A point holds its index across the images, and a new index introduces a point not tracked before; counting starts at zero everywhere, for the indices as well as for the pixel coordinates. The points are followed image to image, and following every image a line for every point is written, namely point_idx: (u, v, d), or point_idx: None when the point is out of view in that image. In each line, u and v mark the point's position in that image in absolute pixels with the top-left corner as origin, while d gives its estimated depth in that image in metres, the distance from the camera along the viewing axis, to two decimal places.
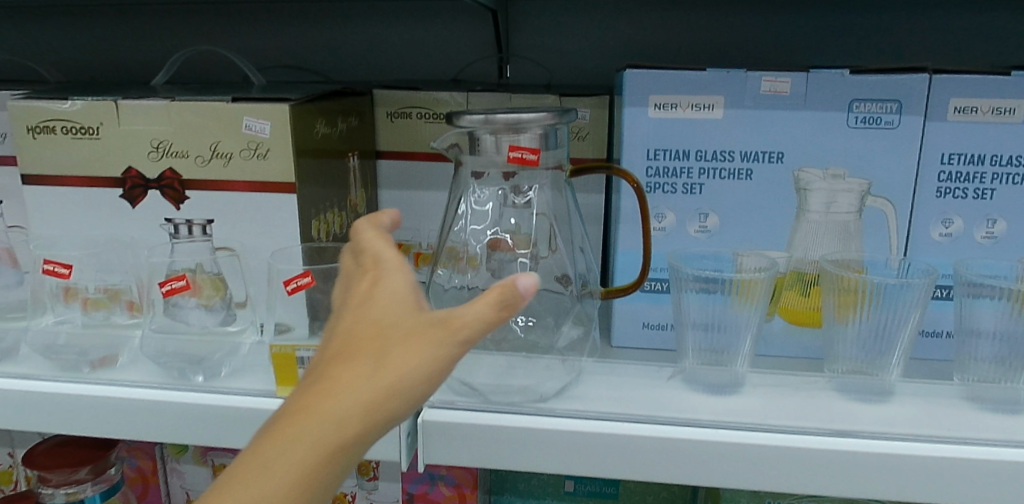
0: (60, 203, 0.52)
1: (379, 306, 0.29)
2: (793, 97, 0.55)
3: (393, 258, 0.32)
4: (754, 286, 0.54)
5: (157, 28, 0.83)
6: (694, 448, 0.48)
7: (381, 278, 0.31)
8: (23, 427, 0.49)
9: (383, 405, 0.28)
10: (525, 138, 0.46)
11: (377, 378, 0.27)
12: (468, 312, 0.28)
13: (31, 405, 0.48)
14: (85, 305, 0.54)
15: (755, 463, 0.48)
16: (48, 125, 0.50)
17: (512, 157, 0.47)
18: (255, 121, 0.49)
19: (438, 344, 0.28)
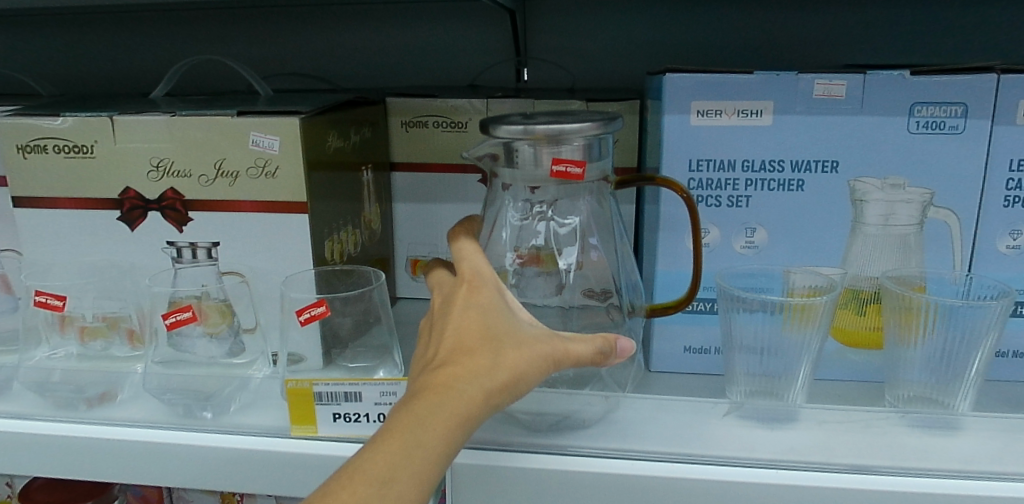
0: (54, 226, 0.48)
1: (508, 315, 0.36)
2: (850, 101, 0.49)
3: (493, 278, 0.38)
4: (811, 307, 0.48)
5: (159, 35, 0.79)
6: (750, 491, 0.43)
7: (500, 294, 0.37)
8: (20, 471, 0.45)
9: (515, 393, 0.34)
10: (567, 153, 0.42)
11: (519, 370, 0.34)
12: (576, 342, 0.38)
13: (26, 449, 0.44)
14: (82, 334, 0.49)
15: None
16: (40, 143, 0.46)
17: (554, 171, 0.42)
18: (262, 137, 0.45)
19: (551, 357, 0.36)
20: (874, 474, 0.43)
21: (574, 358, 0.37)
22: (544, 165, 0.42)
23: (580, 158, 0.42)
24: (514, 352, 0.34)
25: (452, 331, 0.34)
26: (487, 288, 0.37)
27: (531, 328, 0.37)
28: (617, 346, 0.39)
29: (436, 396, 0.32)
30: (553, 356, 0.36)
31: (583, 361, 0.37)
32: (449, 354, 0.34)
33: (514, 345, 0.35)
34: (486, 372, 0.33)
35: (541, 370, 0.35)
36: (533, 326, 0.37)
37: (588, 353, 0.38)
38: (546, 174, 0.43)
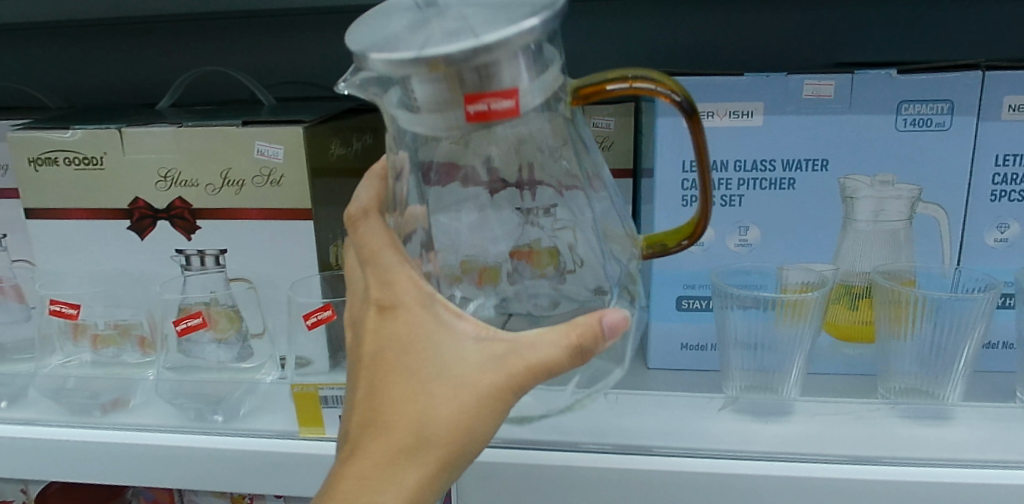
0: (64, 237, 0.49)
1: (437, 353, 0.31)
2: (838, 100, 0.50)
3: (414, 286, 0.31)
4: (803, 304, 0.49)
5: (151, 48, 0.78)
6: (744, 481, 0.45)
7: (430, 312, 0.31)
8: (38, 475, 0.46)
9: (460, 439, 0.31)
10: (494, 78, 0.26)
11: (455, 420, 0.31)
12: (542, 345, 0.30)
13: (44, 454, 0.45)
14: (95, 342, 0.50)
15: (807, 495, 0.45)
16: (51, 155, 0.47)
17: (473, 112, 0.27)
18: (267, 146, 0.46)
19: (506, 384, 0.31)
20: (873, 464, 0.45)
21: (540, 369, 0.30)
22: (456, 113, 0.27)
23: (512, 87, 0.27)
24: (445, 402, 0.31)
25: (382, 377, 0.32)
26: (410, 314, 0.31)
27: (476, 352, 0.31)
28: (605, 342, 0.30)
29: (380, 467, 0.32)
30: (497, 391, 0.31)
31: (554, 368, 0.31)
32: (383, 405, 0.32)
33: (443, 394, 0.31)
34: (417, 431, 0.31)
35: (489, 403, 0.31)
36: (474, 349, 0.31)
37: (561, 359, 0.30)
38: (461, 120, 0.27)
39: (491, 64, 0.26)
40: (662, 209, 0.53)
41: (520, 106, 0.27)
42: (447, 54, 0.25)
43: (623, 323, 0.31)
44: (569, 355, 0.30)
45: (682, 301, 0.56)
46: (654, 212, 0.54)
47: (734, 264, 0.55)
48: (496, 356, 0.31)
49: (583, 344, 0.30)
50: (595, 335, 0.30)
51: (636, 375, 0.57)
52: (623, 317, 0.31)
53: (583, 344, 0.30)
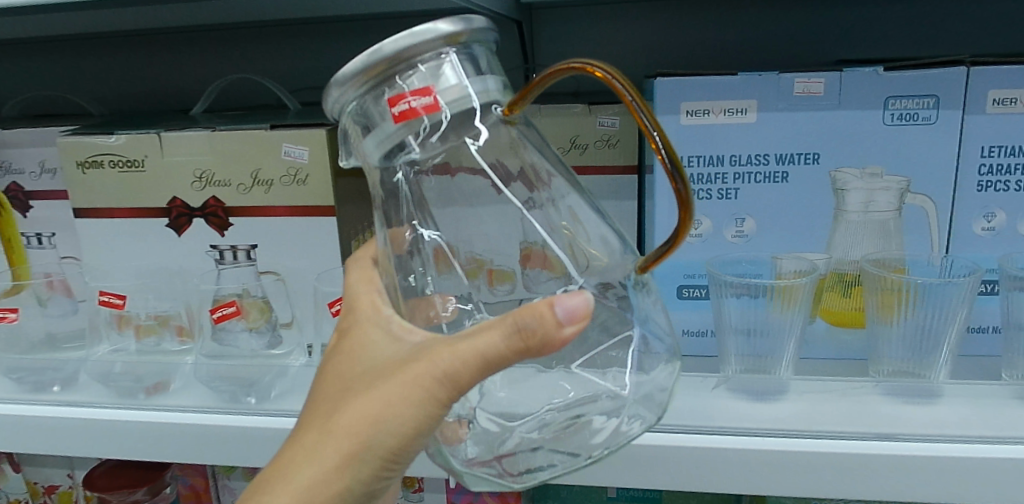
0: (110, 234, 0.53)
1: (370, 352, 0.34)
2: (827, 97, 0.53)
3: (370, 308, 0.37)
4: (795, 290, 0.53)
5: (160, 56, 0.80)
6: (740, 456, 0.48)
7: (379, 327, 0.35)
8: (89, 453, 0.49)
9: (375, 431, 0.32)
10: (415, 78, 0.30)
11: (373, 416, 0.32)
12: (478, 334, 0.30)
13: (94, 432, 0.49)
14: (138, 332, 0.54)
15: (803, 471, 0.48)
16: (97, 159, 0.51)
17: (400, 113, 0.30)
18: (293, 148, 0.50)
19: (429, 376, 0.31)
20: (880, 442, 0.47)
21: (470, 357, 0.29)
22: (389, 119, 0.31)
23: (427, 85, 0.30)
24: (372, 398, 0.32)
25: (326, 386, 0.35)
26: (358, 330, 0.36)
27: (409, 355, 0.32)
28: (562, 329, 0.28)
29: (301, 458, 0.34)
30: (412, 386, 0.31)
31: (483, 355, 0.29)
32: (325, 402, 0.35)
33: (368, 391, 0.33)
34: (337, 425, 0.33)
35: (410, 401, 0.31)
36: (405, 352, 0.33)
37: (493, 348, 0.29)
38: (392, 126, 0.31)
39: (410, 66, 0.30)
40: (662, 203, 0.56)
41: (442, 103, 0.30)
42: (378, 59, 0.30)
43: (581, 307, 0.28)
44: (502, 338, 0.29)
45: (682, 291, 0.59)
46: (654, 205, 0.57)
47: (731, 254, 0.58)
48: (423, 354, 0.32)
49: (528, 335, 0.28)
50: (535, 317, 0.28)
51: None
52: (583, 302, 0.29)
53: (523, 325, 0.28)
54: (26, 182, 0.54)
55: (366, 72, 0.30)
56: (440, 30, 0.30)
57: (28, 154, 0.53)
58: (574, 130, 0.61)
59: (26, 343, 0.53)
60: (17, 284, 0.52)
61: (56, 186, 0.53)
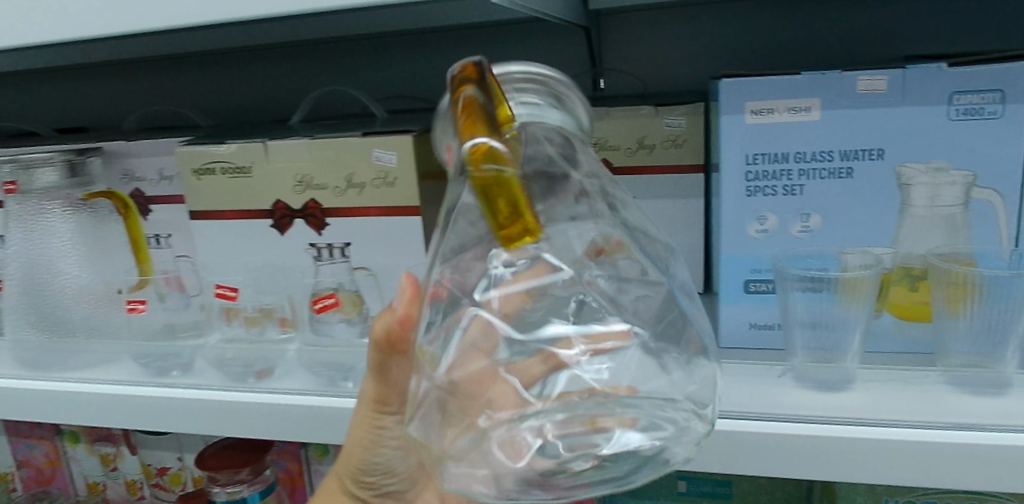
0: (221, 234, 0.59)
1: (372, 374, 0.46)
2: (891, 94, 0.54)
3: None
4: (862, 283, 0.55)
5: (217, 77, 0.81)
6: (810, 441, 0.49)
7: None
8: (196, 431, 0.52)
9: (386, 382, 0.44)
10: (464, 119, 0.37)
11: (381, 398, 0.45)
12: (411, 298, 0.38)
13: (205, 411, 0.52)
14: (245, 323, 0.58)
15: (881, 458, 0.48)
16: (211, 167, 0.57)
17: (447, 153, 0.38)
18: (383, 153, 0.54)
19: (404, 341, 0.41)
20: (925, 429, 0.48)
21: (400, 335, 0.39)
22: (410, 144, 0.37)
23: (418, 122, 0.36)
24: None
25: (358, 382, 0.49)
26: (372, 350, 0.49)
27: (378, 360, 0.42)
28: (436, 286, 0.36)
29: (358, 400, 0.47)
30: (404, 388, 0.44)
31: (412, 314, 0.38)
32: None
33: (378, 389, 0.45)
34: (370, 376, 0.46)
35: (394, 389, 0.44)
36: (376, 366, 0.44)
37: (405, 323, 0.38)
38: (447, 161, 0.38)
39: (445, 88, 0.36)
40: (727, 198, 0.59)
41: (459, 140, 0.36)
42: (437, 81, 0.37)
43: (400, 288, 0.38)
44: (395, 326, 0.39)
45: (749, 285, 0.61)
46: (721, 199, 0.60)
47: (796, 249, 0.59)
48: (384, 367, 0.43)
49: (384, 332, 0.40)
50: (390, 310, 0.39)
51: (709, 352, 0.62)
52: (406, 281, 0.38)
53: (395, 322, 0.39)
54: (147, 188, 0.60)
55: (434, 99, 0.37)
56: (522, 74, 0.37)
57: (149, 163, 0.59)
58: (642, 132, 0.65)
59: (148, 331, 0.58)
60: (142, 279, 0.58)
61: (173, 191, 0.59)
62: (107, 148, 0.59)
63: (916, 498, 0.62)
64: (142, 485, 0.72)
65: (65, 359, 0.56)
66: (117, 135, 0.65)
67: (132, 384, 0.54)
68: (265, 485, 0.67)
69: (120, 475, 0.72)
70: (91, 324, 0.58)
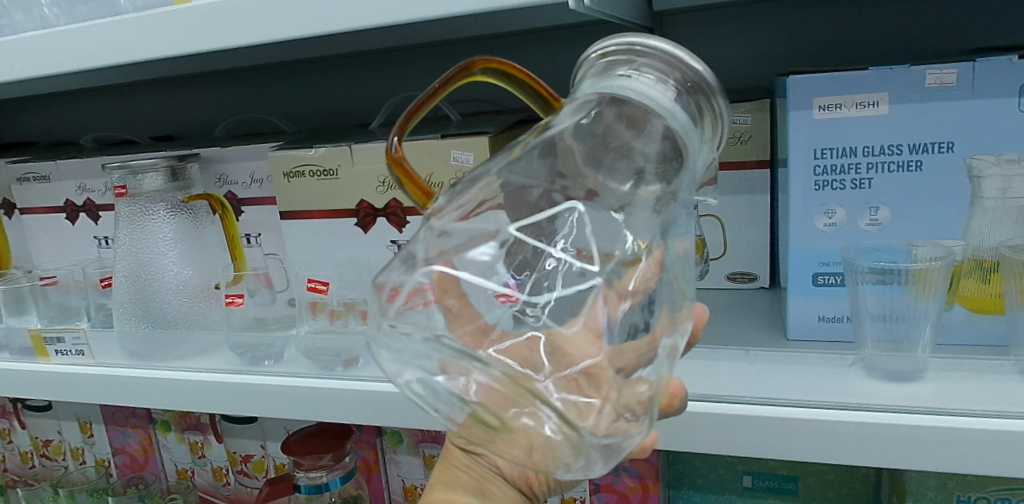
0: (309, 232, 0.63)
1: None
2: (959, 87, 0.54)
3: None
4: (932, 274, 0.55)
5: (287, 85, 0.85)
6: (889, 430, 0.47)
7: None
8: (290, 414, 0.56)
9: None
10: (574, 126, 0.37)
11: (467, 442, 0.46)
12: None
13: (298, 396, 0.55)
14: (331, 315, 0.62)
15: (977, 448, 0.46)
16: (300, 170, 0.60)
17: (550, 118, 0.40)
18: (461, 153, 0.57)
19: None
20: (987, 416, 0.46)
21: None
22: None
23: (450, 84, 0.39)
24: None
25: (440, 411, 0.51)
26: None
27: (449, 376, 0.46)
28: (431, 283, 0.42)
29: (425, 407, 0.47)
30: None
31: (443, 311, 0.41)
32: None
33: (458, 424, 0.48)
34: None
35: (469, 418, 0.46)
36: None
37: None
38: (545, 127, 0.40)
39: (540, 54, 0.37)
40: (795, 192, 0.60)
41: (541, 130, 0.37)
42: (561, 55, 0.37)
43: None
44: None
45: (818, 278, 0.62)
46: (789, 192, 0.61)
47: (865, 242, 0.60)
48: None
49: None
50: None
51: (776, 344, 0.63)
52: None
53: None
54: (239, 191, 0.64)
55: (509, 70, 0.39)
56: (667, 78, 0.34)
57: (241, 167, 0.63)
58: None
59: (242, 323, 0.61)
60: (238, 274, 0.61)
61: (263, 193, 0.64)
62: (202, 154, 0.64)
63: (989, 493, 0.62)
64: (228, 472, 0.77)
65: (166, 346, 0.60)
66: (208, 142, 0.70)
67: (228, 372, 0.57)
68: (345, 471, 0.71)
69: (209, 462, 0.77)
70: (188, 314, 0.61)
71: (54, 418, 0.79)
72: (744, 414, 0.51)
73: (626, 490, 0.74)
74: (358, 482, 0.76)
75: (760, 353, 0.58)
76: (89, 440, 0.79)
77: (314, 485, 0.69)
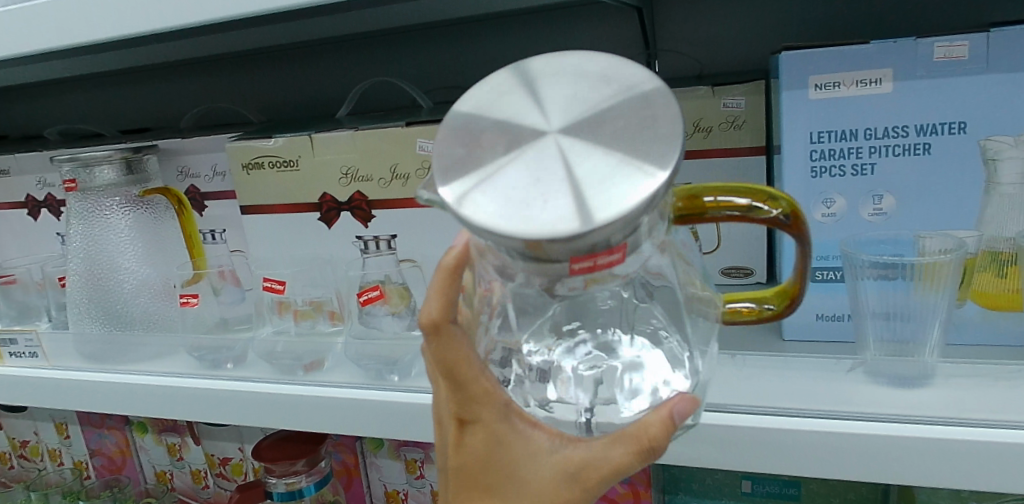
0: (272, 227, 0.60)
1: (519, 464, 0.32)
2: (973, 61, 0.48)
3: (498, 410, 0.31)
4: (940, 268, 0.49)
5: (265, 73, 0.82)
6: (891, 441, 0.43)
7: (506, 425, 0.32)
8: (247, 421, 0.53)
9: None
10: (603, 244, 0.23)
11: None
12: (594, 461, 0.31)
13: (255, 401, 0.52)
14: (296, 316, 0.58)
15: (993, 461, 0.41)
16: (259, 161, 0.57)
17: (577, 269, 0.24)
18: (427, 142, 0.53)
19: (565, 476, 0.32)
20: (1012, 427, 0.41)
21: (612, 473, 0.32)
22: (563, 259, 0.24)
23: (621, 242, 0.24)
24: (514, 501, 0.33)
25: (470, 417, 0.32)
26: (486, 428, 0.32)
27: (578, 462, 0.32)
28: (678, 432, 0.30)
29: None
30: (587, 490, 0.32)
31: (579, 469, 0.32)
32: (466, 474, 0.34)
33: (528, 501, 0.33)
34: None
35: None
36: (555, 461, 0.32)
37: (635, 464, 0.31)
38: (561, 271, 0.25)
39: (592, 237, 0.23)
40: (789, 181, 0.54)
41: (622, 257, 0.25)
42: (553, 234, 0.22)
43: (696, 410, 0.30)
44: (642, 458, 0.31)
45: (815, 273, 0.56)
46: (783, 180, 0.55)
47: (867, 233, 0.54)
48: (569, 471, 0.32)
49: (660, 451, 0.30)
50: (666, 437, 0.30)
51: (771, 345, 0.58)
52: (694, 403, 0.30)
53: (654, 445, 0.30)
54: (201, 184, 0.61)
55: (524, 243, 0.23)
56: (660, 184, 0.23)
57: (202, 159, 0.60)
58: (698, 114, 0.63)
59: (203, 324, 0.59)
60: (197, 273, 0.58)
61: (225, 187, 0.61)
62: (162, 146, 0.61)
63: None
64: (206, 475, 0.74)
65: (123, 348, 0.57)
66: (173, 133, 0.67)
67: (185, 375, 0.55)
68: (321, 476, 0.69)
69: (186, 464, 0.74)
70: (147, 315, 0.59)
71: (30, 419, 0.78)
72: (728, 424, 0.46)
73: (616, 497, 0.70)
74: (334, 488, 0.73)
75: (747, 356, 0.54)
76: (66, 441, 0.77)
77: (289, 492, 0.66)
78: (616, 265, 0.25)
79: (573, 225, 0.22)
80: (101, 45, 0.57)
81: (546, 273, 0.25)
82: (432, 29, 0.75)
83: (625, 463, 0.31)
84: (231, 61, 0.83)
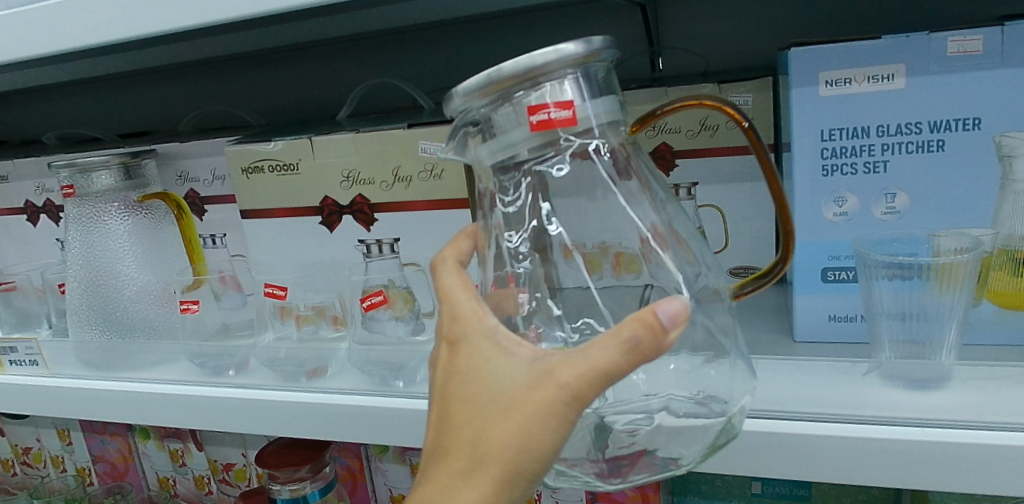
0: (273, 231, 0.59)
1: (497, 374, 0.32)
2: (988, 56, 0.46)
3: (483, 322, 0.33)
4: (957, 268, 0.48)
5: (265, 75, 0.81)
6: (909, 447, 0.42)
7: (490, 340, 0.33)
8: (249, 430, 0.52)
9: (485, 447, 0.32)
10: (552, 92, 0.31)
11: (523, 448, 0.31)
12: (573, 361, 0.29)
13: (257, 409, 0.51)
14: (298, 321, 0.57)
15: (1014, 467, 0.40)
16: (259, 165, 0.56)
17: (537, 122, 0.31)
18: (429, 144, 0.52)
19: (541, 382, 0.30)
20: None
21: (592, 377, 0.29)
22: (525, 107, 0.31)
23: (570, 99, 0.31)
24: (490, 425, 0.32)
25: (463, 332, 0.33)
26: (472, 341, 0.33)
27: (557, 365, 0.30)
28: (666, 333, 0.28)
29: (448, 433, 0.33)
30: (566, 406, 0.30)
31: (558, 374, 0.30)
32: (446, 396, 0.34)
33: (504, 415, 0.31)
34: (476, 445, 0.32)
35: (530, 429, 0.31)
36: (534, 373, 0.31)
37: (615, 363, 0.28)
38: (527, 130, 0.31)
39: (539, 82, 0.31)
40: (800, 179, 0.53)
41: (576, 115, 0.31)
42: (511, 65, 0.30)
43: (685, 312, 0.28)
44: (619, 354, 0.28)
45: (827, 273, 0.55)
46: (793, 179, 0.53)
47: (880, 232, 0.52)
48: (544, 376, 0.30)
49: (640, 349, 0.28)
50: (647, 330, 0.28)
51: (782, 347, 0.57)
52: (682, 303, 0.28)
53: (632, 338, 0.28)
54: (201, 188, 0.60)
55: (489, 86, 0.31)
56: (581, 49, 0.31)
57: (202, 164, 0.59)
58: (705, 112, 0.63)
59: (205, 331, 0.58)
60: (197, 279, 0.57)
61: (225, 191, 0.60)
62: (160, 151, 0.60)
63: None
64: (210, 481, 0.73)
65: (124, 356, 0.56)
66: (172, 137, 0.66)
67: (187, 382, 0.54)
68: (326, 482, 0.67)
69: (190, 470, 0.74)
70: (148, 321, 0.58)
71: (33, 426, 0.77)
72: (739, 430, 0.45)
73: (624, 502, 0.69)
74: (339, 493, 0.72)
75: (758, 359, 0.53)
76: (69, 448, 0.77)
77: (293, 497, 0.65)
78: (569, 127, 0.32)
79: (528, 56, 0.30)
80: (96, 49, 0.56)
81: (518, 138, 0.32)
82: (433, 28, 0.74)
83: (602, 356, 0.28)
84: (231, 63, 0.82)
